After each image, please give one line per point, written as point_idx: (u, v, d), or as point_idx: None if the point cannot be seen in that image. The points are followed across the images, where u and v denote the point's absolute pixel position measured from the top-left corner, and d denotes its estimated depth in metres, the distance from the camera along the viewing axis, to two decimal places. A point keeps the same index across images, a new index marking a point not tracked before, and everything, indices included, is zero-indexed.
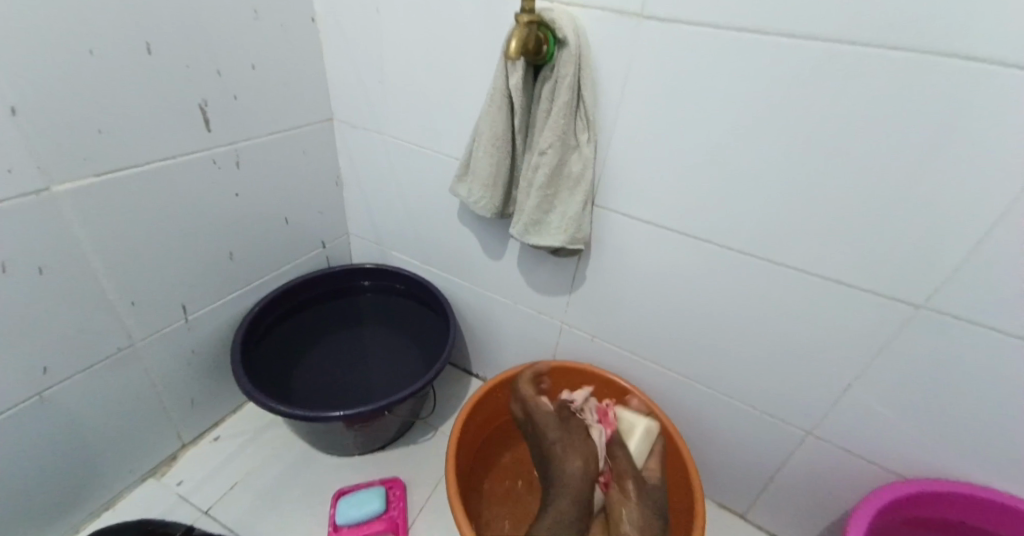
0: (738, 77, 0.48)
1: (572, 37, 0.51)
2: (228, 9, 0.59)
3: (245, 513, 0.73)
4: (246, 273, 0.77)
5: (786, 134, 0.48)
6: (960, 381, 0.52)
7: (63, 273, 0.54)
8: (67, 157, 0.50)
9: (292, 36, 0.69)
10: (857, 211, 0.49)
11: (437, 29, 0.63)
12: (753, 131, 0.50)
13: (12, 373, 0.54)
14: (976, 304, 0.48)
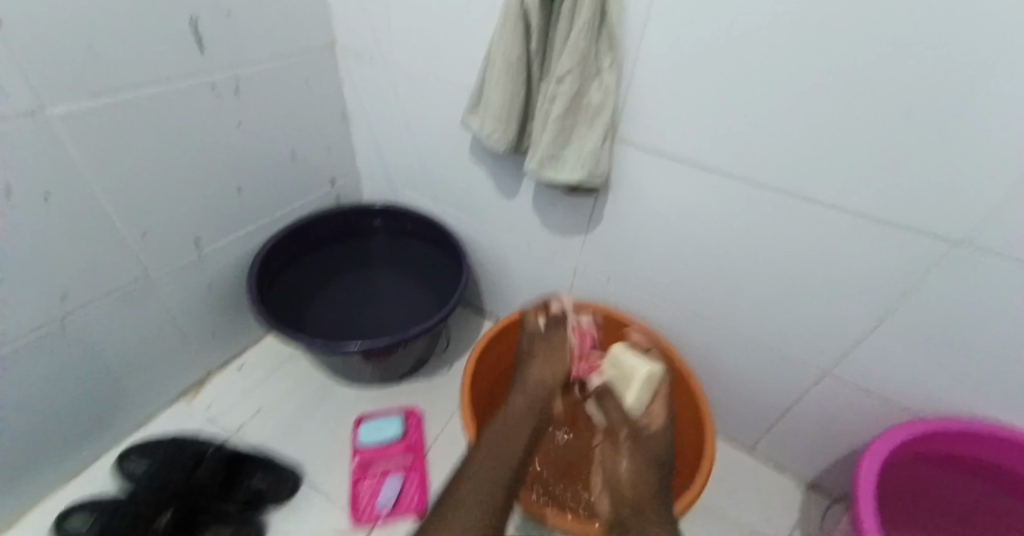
0: None
1: None
2: None
3: (270, 435, 0.77)
4: (256, 207, 0.76)
5: (827, 56, 0.42)
6: (993, 325, 0.50)
7: (71, 201, 0.54)
8: (58, 76, 0.47)
9: None
10: (897, 150, 0.43)
11: None
12: (791, 52, 0.44)
13: (36, 299, 0.55)
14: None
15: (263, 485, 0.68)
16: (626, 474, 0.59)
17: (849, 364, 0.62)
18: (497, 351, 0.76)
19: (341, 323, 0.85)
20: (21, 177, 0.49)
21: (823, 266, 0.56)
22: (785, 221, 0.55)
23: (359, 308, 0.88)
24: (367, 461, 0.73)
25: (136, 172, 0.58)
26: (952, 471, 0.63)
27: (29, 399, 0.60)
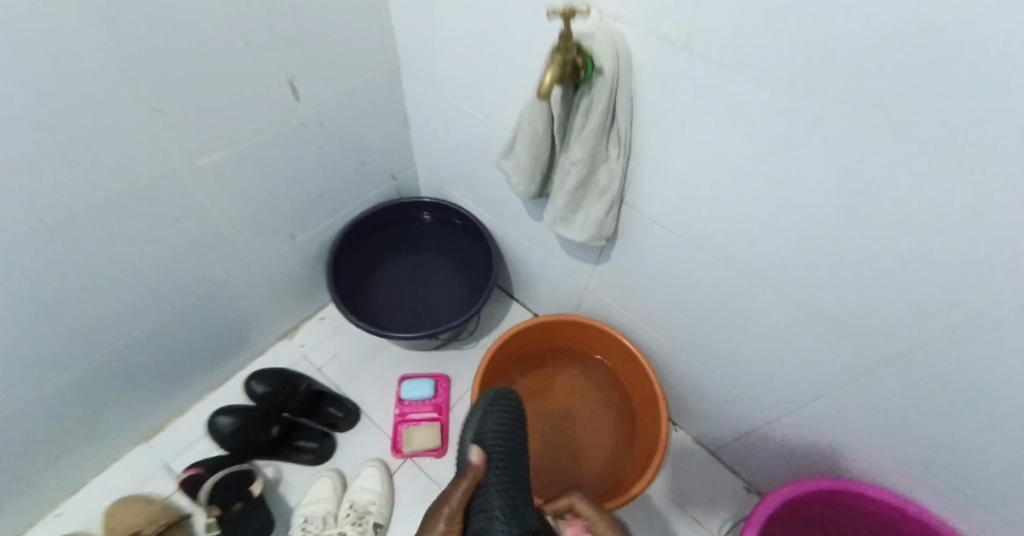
0: (753, 128, 0.49)
1: (608, 67, 0.52)
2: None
3: (342, 375, 1.04)
4: (332, 205, 0.95)
5: (805, 185, 0.49)
6: (905, 401, 0.61)
7: (212, 219, 0.75)
8: (205, 142, 0.66)
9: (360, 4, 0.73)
10: (856, 263, 0.52)
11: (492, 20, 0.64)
12: (773, 170, 0.51)
13: (191, 284, 0.80)
14: (956, 365, 0.51)
15: (337, 414, 0.97)
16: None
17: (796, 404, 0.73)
18: (536, 337, 0.95)
19: (397, 298, 1.05)
20: (180, 210, 0.69)
21: (781, 330, 0.65)
22: (757, 290, 0.63)
23: (412, 286, 1.07)
24: (405, 411, 0.99)
25: (247, 190, 0.77)
26: (873, 522, 0.75)
27: (187, 340, 0.87)
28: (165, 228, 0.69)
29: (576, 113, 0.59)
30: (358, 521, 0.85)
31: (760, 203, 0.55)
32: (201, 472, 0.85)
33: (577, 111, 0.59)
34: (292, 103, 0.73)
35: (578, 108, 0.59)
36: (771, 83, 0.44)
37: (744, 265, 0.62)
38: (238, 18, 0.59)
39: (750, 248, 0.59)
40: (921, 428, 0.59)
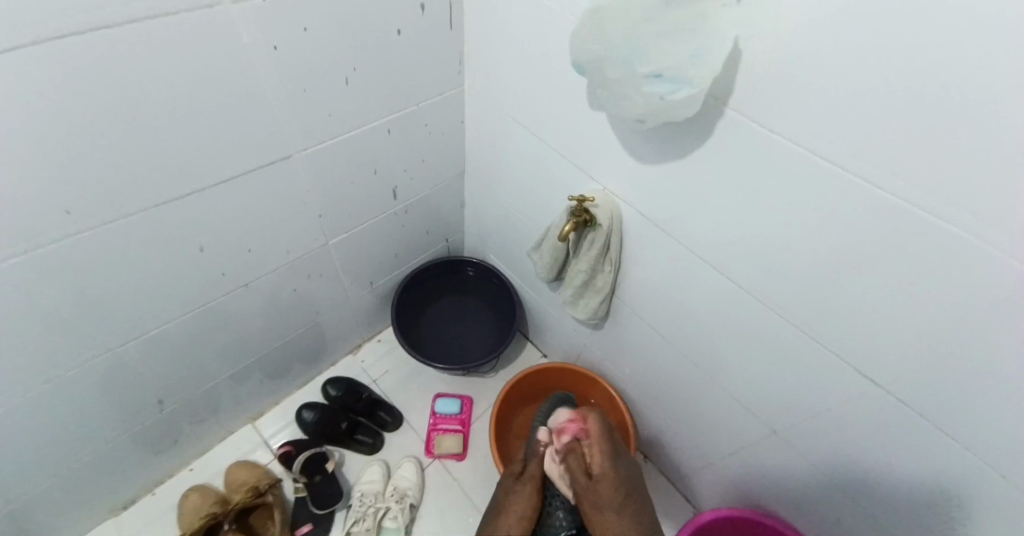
0: (687, 270, 0.78)
1: (604, 225, 0.82)
2: (409, 139, 0.97)
3: (393, 388, 1.37)
4: (401, 261, 1.27)
5: (717, 310, 0.78)
6: (781, 467, 0.87)
7: (325, 272, 1.08)
8: (335, 227, 0.99)
9: (444, 136, 1.04)
10: (750, 366, 0.79)
11: (533, 165, 0.94)
12: (699, 296, 0.79)
13: (301, 315, 1.13)
14: (808, 441, 0.78)
15: (387, 417, 1.29)
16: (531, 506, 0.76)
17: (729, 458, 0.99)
18: (544, 379, 1.24)
19: (440, 334, 1.36)
20: (308, 268, 1.02)
21: (714, 402, 0.92)
22: (697, 371, 0.91)
23: (452, 325, 1.38)
24: (438, 421, 1.30)
25: (350, 254, 1.09)
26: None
27: (288, 352, 1.19)
28: (297, 278, 1.02)
29: (583, 242, 0.90)
30: (399, 498, 1.15)
31: (691, 315, 0.84)
32: (291, 450, 1.19)
33: (584, 240, 0.90)
34: (390, 201, 1.06)
35: (584, 238, 0.90)
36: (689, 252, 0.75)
37: (687, 353, 0.90)
38: (372, 155, 0.92)
39: (689, 342, 0.88)
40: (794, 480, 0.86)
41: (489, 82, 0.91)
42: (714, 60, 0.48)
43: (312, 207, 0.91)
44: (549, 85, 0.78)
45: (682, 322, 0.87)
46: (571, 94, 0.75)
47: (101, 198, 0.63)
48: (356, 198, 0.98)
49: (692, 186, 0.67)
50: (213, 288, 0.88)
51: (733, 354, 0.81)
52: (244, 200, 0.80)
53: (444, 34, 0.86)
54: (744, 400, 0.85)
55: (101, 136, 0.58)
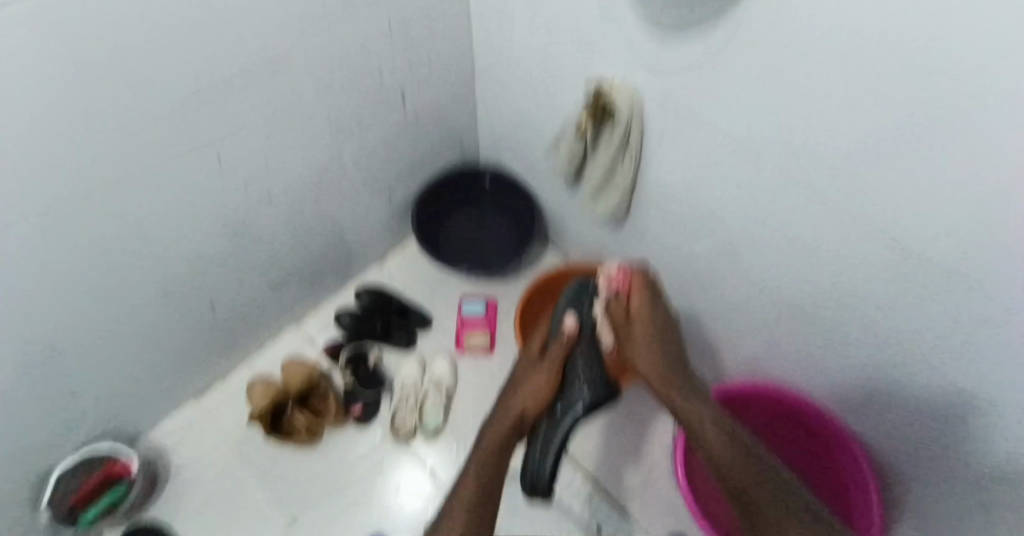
0: (709, 159, 0.75)
1: (624, 114, 0.79)
2: (414, 32, 0.91)
3: (422, 291, 1.44)
4: (419, 168, 1.26)
5: (739, 201, 0.76)
6: (795, 353, 0.90)
7: (346, 181, 1.09)
8: (348, 134, 0.98)
9: (450, 27, 0.97)
10: (768, 258, 0.78)
11: (546, 53, 0.88)
12: (720, 187, 0.77)
13: (328, 224, 1.16)
14: (824, 329, 0.79)
15: (418, 318, 1.37)
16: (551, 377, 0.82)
17: (744, 345, 1.02)
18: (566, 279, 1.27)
19: (463, 239, 1.39)
20: (328, 177, 1.04)
21: (731, 293, 0.93)
22: (714, 263, 0.91)
23: (475, 230, 1.40)
24: (464, 323, 1.36)
25: (367, 162, 1.09)
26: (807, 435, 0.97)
27: (320, 260, 1.26)
28: (319, 188, 1.04)
29: (601, 136, 0.86)
30: (436, 386, 1.28)
31: (713, 207, 0.82)
32: (336, 346, 1.33)
33: (602, 135, 0.86)
34: (400, 102, 1.03)
35: (602, 132, 0.86)
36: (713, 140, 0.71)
37: (705, 245, 0.90)
38: (376, 53, 0.89)
39: (709, 236, 0.87)
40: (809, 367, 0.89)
41: None
42: None
43: (323, 111, 0.90)
44: None
45: (703, 215, 0.85)
46: None
47: (123, 114, 0.64)
48: (365, 99, 0.95)
49: (718, 64, 0.61)
50: (241, 199, 0.91)
51: (751, 244, 0.80)
52: (254, 107, 0.79)
53: None
54: (760, 290, 0.85)
55: (112, 49, 0.57)
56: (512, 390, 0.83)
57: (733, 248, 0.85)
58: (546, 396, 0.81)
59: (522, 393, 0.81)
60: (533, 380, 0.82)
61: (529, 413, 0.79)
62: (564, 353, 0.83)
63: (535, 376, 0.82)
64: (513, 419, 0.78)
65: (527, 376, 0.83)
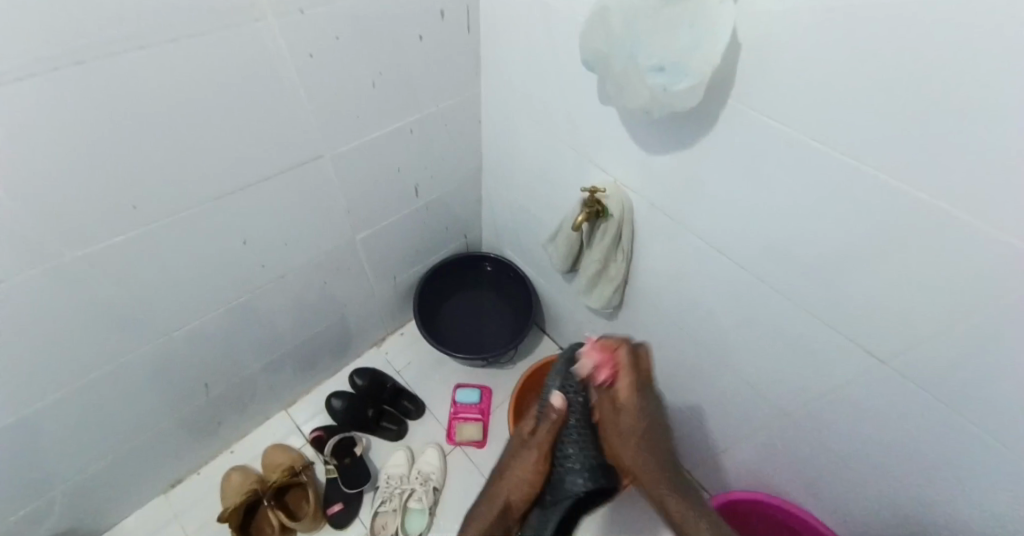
0: (696, 255, 0.81)
1: (616, 215, 0.86)
2: (429, 138, 1.02)
3: (416, 378, 1.42)
4: (422, 256, 1.32)
5: (727, 295, 0.81)
6: (793, 449, 0.89)
7: (352, 266, 1.14)
8: (360, 222, 1.05)
9: (461, 135, 1.09)
10: (759, 349, 0.82)
11: (546, 160, 0.99)
12: (707, 281, 0.82)
13: (329, 307, 1.19)
14: (819, 422, 0.80)
15: (410, 406, 1.34)
16: (539, 466, 0.76)
17: (744, 444, 1.01)
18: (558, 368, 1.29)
19: (460, 327, 1.41)
20: (337, 261, 1.09)
21: (728, 387, 0.94)
22: (708, 357, 0.94)
23: (472, 319, 1.43)
24: (457, 410, 1.35)
25: (374, 249, 1.15)
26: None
27: (317, 343, 1.26)
28: (326, 272, 1.09)
29: (596, 232, 0.93)
30: (423, 481, 1.21)
31: (702, 301, 0.87)
32: (321, 435, 1.27)
33: (596, 231, 0.93)
34: (412, 197, 1.12)
35: (597, 229, 0.93)
36: (699, 238, 0.78)
37: (699, 339, 0.93)
38: (394, 154, 0.98)
39: (700, 327, 0.91)
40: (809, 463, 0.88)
41: (504, 83, 0.96)
42: (713, 51, 0.52)
43: (340, 202, 0.97)
44: (560, 82, 0.82)
45: (694, 309, 0.90)
46: (582, 90, 0.79)
47: (159, 196, 0.71)
48: (380, 195, 1.04)
49: (698, 173, 0.71)
50: (251, 280, 0.95)
51: (743, 339, 0.83)
52: (279, 197, 0.86)
53: (461, 38, 0.91)
54: (754, 383, 0.87)
55: (162, 138, 0.65)
56: (500, 478, 0.77)
57: (725, 340, 0.88)
58: (535, 488, 0.75)
59: (510, 484, 0.75)
60: (521, 470, 0.76)
61: (513, 508, 0.74)
62: (553, 438, 0.77)
63: (522, 467, 0.76)
64: (496, 513, 0.73)
65: (514, 466, 0.77)
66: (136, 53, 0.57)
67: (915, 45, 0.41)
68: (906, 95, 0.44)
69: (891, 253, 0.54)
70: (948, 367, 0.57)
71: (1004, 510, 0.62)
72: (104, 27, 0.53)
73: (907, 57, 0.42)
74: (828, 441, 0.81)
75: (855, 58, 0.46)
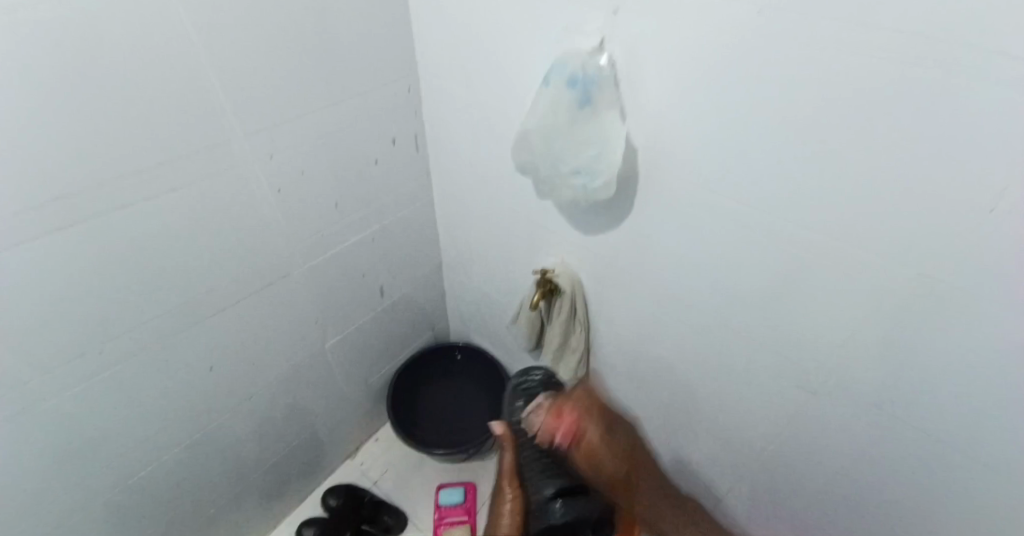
0: (643, 317, 0.89)
1: (568, 289, 0.95)
2: (390, 241, 1.10)
3: (395, 487, 1.36)
4: (390, 356, 1.34)
5: (678, 351, 0.88)
6: (770, 494, 0.92)
7: (321, 376, 1.14)
8: (327, 330, 1.08)
9: (419, 235, 1.18)
10: (717, 397, 0.87)
11: (498, 249, 1.08)
12: (659, 341, 0.90)
13: (299, 422, 1.16)
14: (785, 461, 0.84)
15: (389, 520, 1.27)
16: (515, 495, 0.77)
17: (728, 499, 1.02)
18: None
19: (435, 423, 1.40)
20: (306, 372, 1.09)
21: (701, 442, 0.97)
22: (675, 415, 0.98)
23: (446, 412, 1.42)
24: (442, 513, 1.29)
25: (343, 355, 1.17)
26: None
27: (287, 464, 1.20)
28: (295, 385, 1.08)
29: (553, 308, 1.01)
30: None
31: (657, 360, 0.93)
32: None
33: (553, 307, 1.01)
34: (378, 299, 1.17)
35: (553, 305, 1.01)
36: (644, 302, 0.87)
37: (663, 398, 0.98)
38: (357, 262, 1.05)
39: (662, 386, 0.96)
40: (787, 505, 0.91)
41: (454, 188, 1.07)
42: (615, 156, 0.66)
43: (307, 313, 1.00)
44: (501, 182, 0.94)
45: (652, 369, 0.96)
46: (522, 188, 0.91)
47: (126, 336, 0.73)
48: (346, 302, 1.08)
49: (632, 246, 0.81)
50: (217, 406, 0.93)
51: (702, 390, 0.89)
52: (246, 316, 0.89)
53: (412, 155, 1.03)
54: (723, 434, 0.92)
55: (131, 277, 0.69)
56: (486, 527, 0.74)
57: (686, 396, 0.94)
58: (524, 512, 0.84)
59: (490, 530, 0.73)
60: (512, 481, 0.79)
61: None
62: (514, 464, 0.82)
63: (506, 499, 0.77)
64: None
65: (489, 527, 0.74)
66: (111, 208, 0.63)
67: (768, 132, 0.55)
68: (772, 170, 0.57)
69: (797, 292, 0.64)
70: (873, 387, 0.65)
71: (952, 519, 0.67)
72: (82, 189, 0.59)
73: (765, 141, 0.56)
74: (801, 481, 0.84)
75: (728, 145, 0.60)
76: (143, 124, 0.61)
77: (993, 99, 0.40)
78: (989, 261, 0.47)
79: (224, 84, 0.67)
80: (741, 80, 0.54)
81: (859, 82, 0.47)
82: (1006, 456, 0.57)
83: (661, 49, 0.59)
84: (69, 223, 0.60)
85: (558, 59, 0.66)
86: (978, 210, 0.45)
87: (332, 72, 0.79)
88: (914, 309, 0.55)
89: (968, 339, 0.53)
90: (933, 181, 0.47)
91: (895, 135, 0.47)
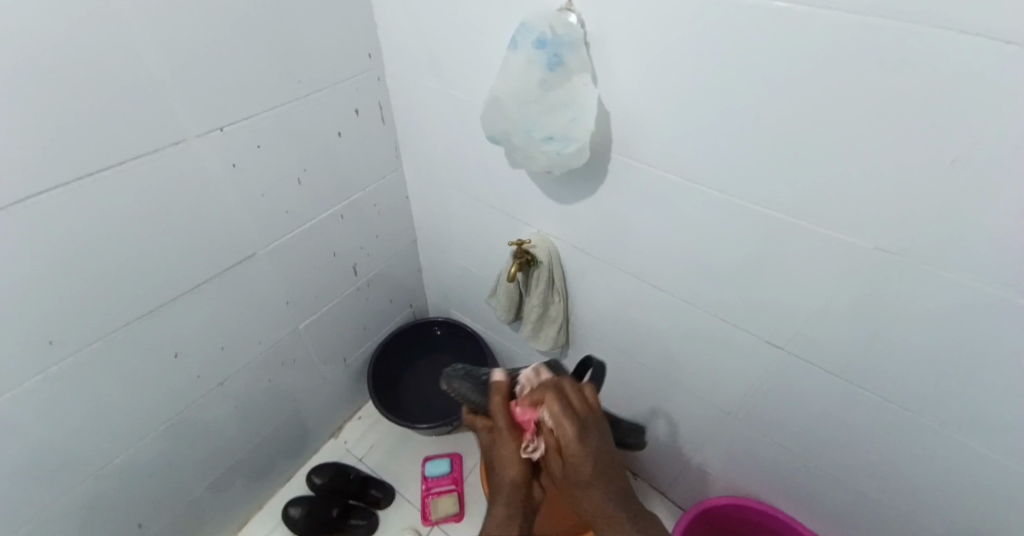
0: (620, 285, 0.90)
1: (545, 260, 0.94)
2: (361, 217, 1.07)
3: (381, 462, 1.37)
4: (369, 333, 1.32)
5: (655, 317, 0.89)
6: (744, 446, 0.97)
7: (298, 357, 1.12)
8: (302, 311, 1.05)
9: (391, 210, 1.14)
10: (692, 359, 0.90)
11: (474, 221, 1.06)
12: (636, 307, 0.91)
13: (279, 405, 1.14)
14: (758, 415, 0.88)
15: (379, 494, 1.29)
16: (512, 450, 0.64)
17: (704, 451, 1.06)
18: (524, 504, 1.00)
19: (418, 400, 1.40)
20: (281, 354, 1.07)
21: (678, 402, 1.01)
22: (653, 379, 1.01)
23: (428, 386, 1.43)
24: (430, 484, 1.31)
25: (318, 335, 1.14)
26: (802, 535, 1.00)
27: (269, 447, 1.19)
28: (271, 368, 1.06)
29: (531, 279, 1.00)
30: None
31: (635, 326, 0.94)
32: None
33: (532, 278, 1.00)
34: (352, 277, 1.14)
35: (532, 276, 1.00)
36: (621, 270, 0.87)
37: (642, 362, 1.00)
38: (328, 239, 1.01)
39: (641, 351, 0.98)
40: (760, 455, 0.95)
41: (425, 160, 1.04)
42: (589, 120, 0.63)
43: (280, 295, 0.97)
44: (473, 151, 0.91)
45: (630, 335, 0.97)
46: (496, 158, 0.89)
47: (85, 327, 0.69)
48: (319, 281, 1.05)
49: (608, 213, 0.80)
50: (191, 393, 0.91)
51: (679, 353, 0.91)
52: (214, 300, 0.85)
53: (378, 128, 0.99)
54: (699, 394, 0.95)
55: (84, 266, 0.65)
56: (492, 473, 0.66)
57: (664, 360, 0.96)
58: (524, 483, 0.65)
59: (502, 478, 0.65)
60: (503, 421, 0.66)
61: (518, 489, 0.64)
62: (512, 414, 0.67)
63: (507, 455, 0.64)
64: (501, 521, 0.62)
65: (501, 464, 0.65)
66: (53, 192, 0.58)
67: (741, 93, 0.54)
68: (745, 134, 0.57)
69: (768, 255, 0.65)
70: (838, 343, 0.67)
71: (911, 459, 0.72)
72: (18, 171, 0.55)
73: (738, 102, 0.55)
74: (772, 432, 0.88)
75: (701, 106, 0.58)
76: (76, 99, 0.56)
77: (960, 53, 0.40)
78: (951, 215, 0.48)
79: (167, 52, 0.61)
80: (715, 37, 0.52)
81: (831, 38, 0.46)
82: (960, 399, 0.60)
83: (631, 6, 0.56)
84: (0, 211, 0.55)
85: (526, 18, 0.62)
86: (942, 164, 0.46)
87: (287, 40, 0.74)
88: (879, 266, 0.57)
89: (928, 290, 0.55)
90: (902, 138, 0.47)
91: (866, 94, 0.47)
